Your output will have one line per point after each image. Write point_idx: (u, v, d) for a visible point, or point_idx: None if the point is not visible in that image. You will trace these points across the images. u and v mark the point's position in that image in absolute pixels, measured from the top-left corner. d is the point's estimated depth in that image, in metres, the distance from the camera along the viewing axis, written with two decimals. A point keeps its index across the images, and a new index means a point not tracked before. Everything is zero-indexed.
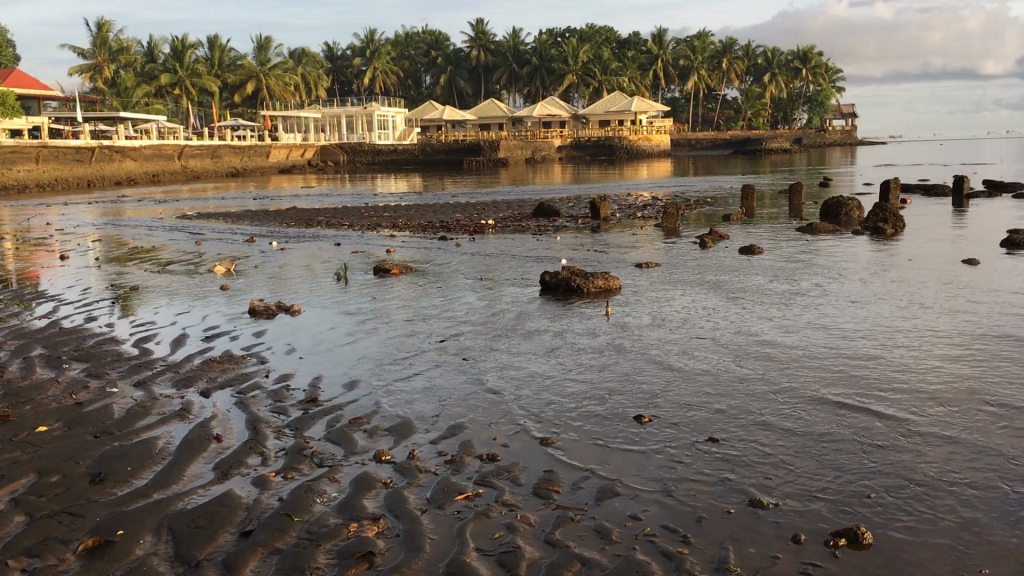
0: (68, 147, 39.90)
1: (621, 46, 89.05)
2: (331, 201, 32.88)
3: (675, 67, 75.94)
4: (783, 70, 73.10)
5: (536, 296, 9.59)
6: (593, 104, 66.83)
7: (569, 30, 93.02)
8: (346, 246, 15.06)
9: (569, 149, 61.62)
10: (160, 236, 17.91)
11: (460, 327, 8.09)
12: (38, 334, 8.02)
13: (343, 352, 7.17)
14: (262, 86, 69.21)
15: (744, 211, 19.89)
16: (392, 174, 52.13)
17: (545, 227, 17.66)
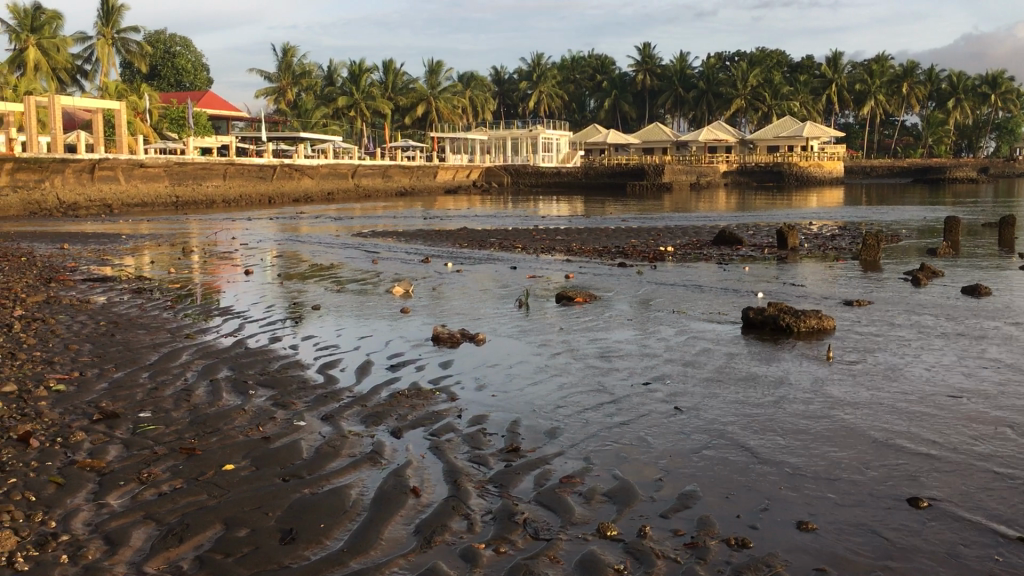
0: (252, 164, 41.95)
1: (794, 70, 85.95)
2: (498, 222, 32.91)
3: (851, 92, 72.64)
4: (971, 96, 68.55)
5: (739, 334, 8.71)
6: (762, 130, 64.75)
7: (739, 55, 90.95)
8: (523, 269, 14.55)
9: (736, 175, 59.73)
10: (338, 253, 18.05)
11: (663, 366, 7.32)
12: (224, 354, 7.80)
13: (538, 390, 6.56)
14: (432, 108, 70.91)
15: (949, 244, 18.14)
16: (555, 196, 51.99)
17: (729, 256, 16.63)
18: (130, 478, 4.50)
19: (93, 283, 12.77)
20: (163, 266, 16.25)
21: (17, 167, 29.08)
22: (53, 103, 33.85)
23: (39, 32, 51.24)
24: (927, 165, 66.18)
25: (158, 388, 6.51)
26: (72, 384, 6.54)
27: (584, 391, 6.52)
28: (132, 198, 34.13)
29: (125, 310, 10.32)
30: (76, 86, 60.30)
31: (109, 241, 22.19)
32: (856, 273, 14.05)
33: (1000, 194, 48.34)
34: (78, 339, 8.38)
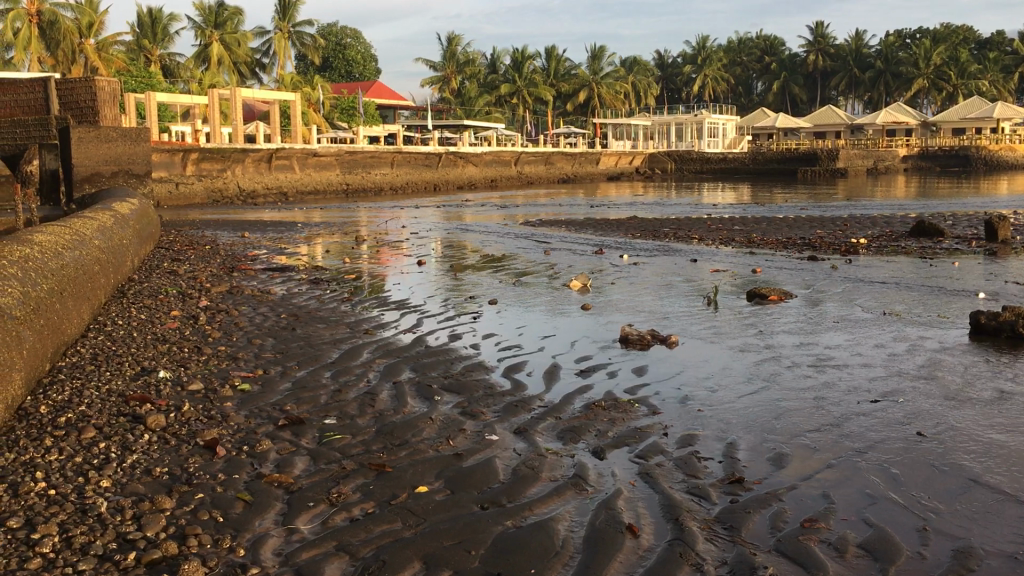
0: (419, 152, 42.54)
1: (984, 45, 80.04)
2: (665, 210, 32.03)
3: None
4: None
5: (971, 343, 7.67)
6: (947, 111, 60.59)
7: (922, 31, 85.47)
8: (705, 263, 13.76)
9: (917, 159, 56.14)
10: (508, 244, 17.70)
11: (890, 380, 6.45)
12: (406, 354, 7.48)
13: (751, 405, 5.86)
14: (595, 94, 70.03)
15: None
16: (722, 183, 50.36)
17: (931, 249, 15.21)
18: (319, 498, 4.14)
19: (273, 273, 12.91)
20: (338, 255, 16.37)
21: (202, 157, 30.49)
22: (234, 95, 35.35)
23: (222, 28, 53.92)
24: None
25: (341, 390, 6.22)
26: (256, 383, 6.36)
27: (807, 409, 5.76)
28: (305, 186, 35.24)
29: (303, 302, 10.25)
30: (255, 78, 63.21)
31: (287, 229, 22.75)
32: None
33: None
34: (260, 332, 8.30)
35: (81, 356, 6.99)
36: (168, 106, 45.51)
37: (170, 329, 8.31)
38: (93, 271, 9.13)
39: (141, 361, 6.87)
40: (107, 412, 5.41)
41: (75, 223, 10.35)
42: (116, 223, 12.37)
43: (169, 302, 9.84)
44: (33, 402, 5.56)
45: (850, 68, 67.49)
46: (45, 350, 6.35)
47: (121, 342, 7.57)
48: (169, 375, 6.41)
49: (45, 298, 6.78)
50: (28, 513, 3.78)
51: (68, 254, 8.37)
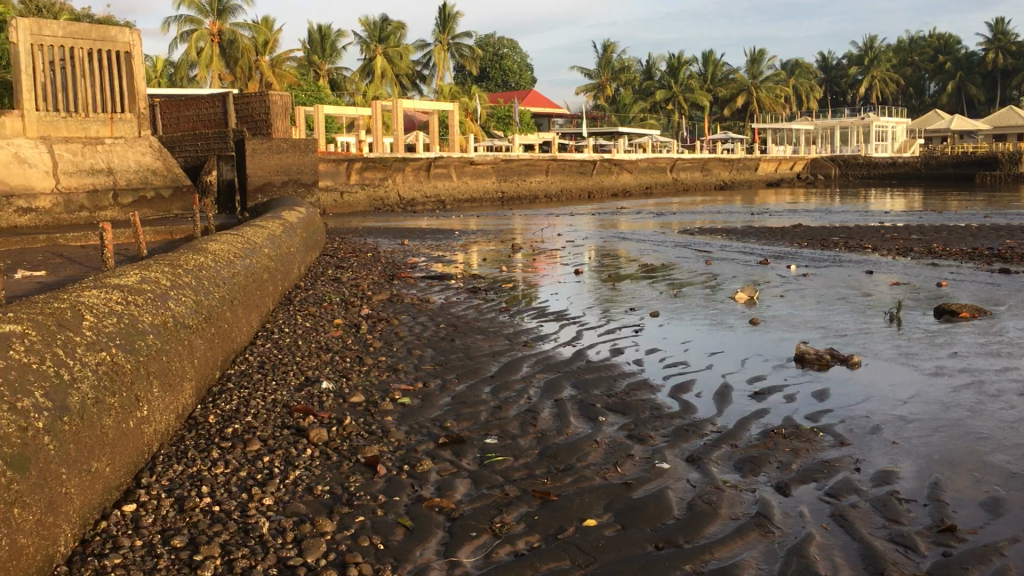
0: (573, 159, 42.40)
1: None
2: (832, 217, 30.62)
3: None
4: None
5: None
6: None
7: None
8: (882, 274, 12.86)
9: None
10: (668, 253, 17.20)
11: None
12: (568, 369, 7.19)
13: (955, 438, 5.26)
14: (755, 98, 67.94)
15: None
16: (892, 189, 47.80)
17: None
18: (482, 528, 3.91)
19: (432, 281, 12.96)
20: (496, 263, 16.34)
21: (365, 167, 31.36)
22: (395, 106, 36.25)
23: (385, 41, 55.61)
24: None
25: (503, 407, 6.00)
26: (416, 397, 6.23)
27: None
28: (462, 194, 35.73)
29: (462, 311, 10.16)
30: (416, 89, 65.08)
31: (444, 237, 23.00)
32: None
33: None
34: (421, 343, 8.23)
35: (250, 364, 7.09)
36: (334, 117, 47.29)
37: (333, 338, 8.37)
38: (263, 278, 9.35)
39: (305, 370, 6.90)
40: (272, 424, 5.39)
41: (246, 232, 10.67)
42: (284, 231, 12.72)
43: (333, 311, 9.96)
44: (203, 411, 5.62)
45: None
46: (215, 358, 6.44)
47: (286, 351, 7.66)
48: (331, 386, 6.37)
49: (216, 306, 6.91)
50: (193, 531, 3.76)
51: (239, 263, 8.58)
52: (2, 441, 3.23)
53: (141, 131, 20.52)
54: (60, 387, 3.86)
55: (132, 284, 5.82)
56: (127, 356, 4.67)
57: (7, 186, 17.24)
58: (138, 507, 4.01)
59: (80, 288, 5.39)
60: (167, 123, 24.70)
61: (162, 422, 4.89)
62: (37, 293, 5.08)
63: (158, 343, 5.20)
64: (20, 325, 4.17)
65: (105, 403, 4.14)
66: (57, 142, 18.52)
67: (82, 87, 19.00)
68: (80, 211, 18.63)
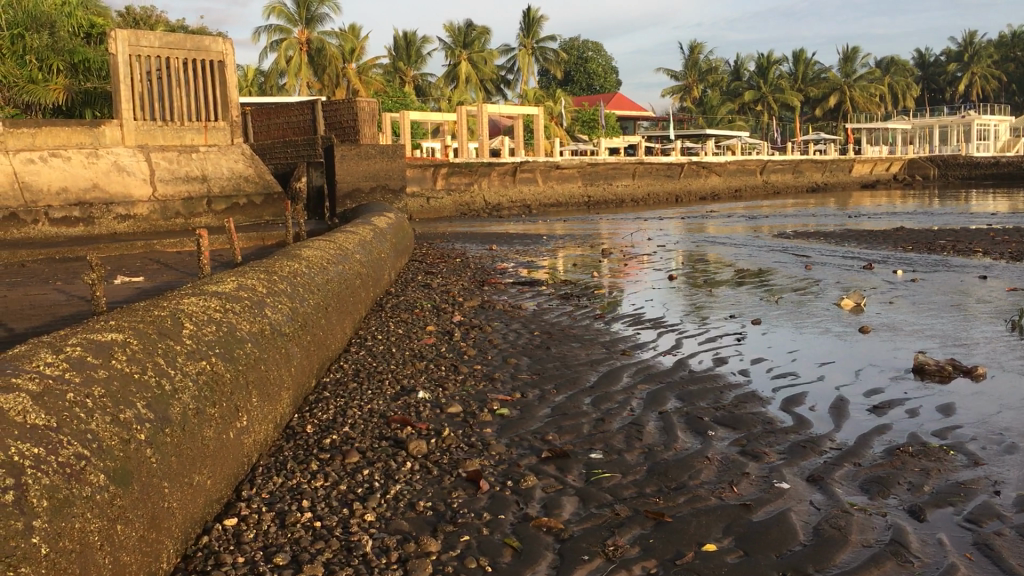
0: (660, 162, 41.79)
1: None
2: (932, 219, 29.47)
3: None
4: None
5: None
6: None
7: None
8: (998, 279, 12.18)
9: None
10: (763, 257, 16.69)
11: None
12: (670, 379, 6.91)
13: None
14: (847, 98, 66.06)
15: None
16: (995, 189, 45.79)
17: None
18: (595, 550, 3.68)
19: (523, 287, 12.80)
20: (587, 268, 16.09)
21: (451, 172, 31.43)
22: (480, 111, 36.29)
23: (470, 47, 55.87)
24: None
25: (605, 419, 5.75)
26: (515, 407, 6.04)
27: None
28: (547, 199, 35.54)
29: (555, 318, 9.95)
30: (500, 95, 65.27)
31: (532, 242, 22.83)
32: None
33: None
34: (515, 351, 8.04)
35: (345, 372, 7.01)
36: (420, 123, 47.67)
37: (426, 345, 8.25)
38: (356, 285, 9.30)
39: (401, 379, 6.78)
40: (370, 434, 5.27)
41: (338, 238, 10.66)
42: (375, 237, 12.70)
43: (424, 317, 9.86)
44: (300, 420, 5.54)
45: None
46: (311, 367, 6.37)
47: (381, 358, 7.56)
48: (428, 396, 6.23)
49: (312, 313, 6.85)
50: (295, 549, 3.64)
51: (333, 269, 8.55)
52: (107, 454, 3.16)
53: (233, 139, 20.83)
54: (162, 398, 3.79)
55: (230, 291, 5.78)
56: (227, 365, 4.59)
57: (107, 194, 17.81)
58: (239, 521, 3.92)
59: (180, 296, 5.36)
60: (258, 130, 25.24)
61: (261, 433, 4.81)
62: (138, 301, 5.06)
63: (256, 351, 5.13)
64: (122, 335, 4.13)
65: (205, 413, 4.06)
66: (153, 150, 19.06)
67: (177, 98, 19.56)
68: (175, 217, 19.00)
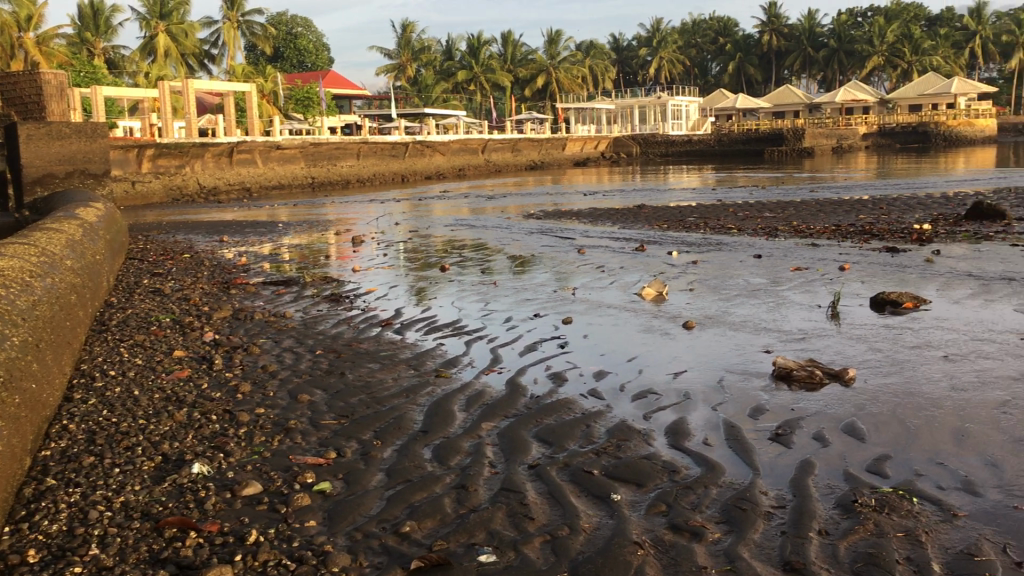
0: (385, 142, 39.07)
1: (932, 23, 72.30)
2: (642, 191, 27.27)
3: (997, 45, 59.64)
4: None
5: None
6: (903, 89, 53.82)
7: (868, 14, 79.40)
8: (772, 257, 11.49)
9: (877, 137, 49.30)
10: (528, 241, 15.60)
11: None
12: (517, 412, 5.44)
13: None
14: (549, 85, 63.45)
15: None
16: (686, 162, 45.48)
17: (996, 231, 12.62)
18: None
19: (278, 288, 10.86)
20: (339, 259, 14.28)
21: (160, 153, 27.74)
22: (183, 87, 32.31)
23: (167, 18, 50.62)
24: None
25: (467, 487, 4.26)
26: (336, 478, 4.40)
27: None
28: (269, 182, 32.29)
29: (333, 330, 8.20)
30: (205, 69, 59.97)
31: (264, 231, 20.13)
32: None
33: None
34: (302, 382, 6.28)
35: (74, 437, 4.95)
36: (116, 100, 42.40)
37: (180, 381, 6.26)
38: (71, 302, 7.03)
39: (157, 442, 4.86)
40: (136, 559, 3.44)
41: (39, 239, 8.19)
42: (85, 235, 10.16)
43: (166, 337, 7.75)
44: (15, 543, 3.57)
45: (803, 46, 58.74)
46: (21, 443, 4.32)
47: (121, 409, 5.53)
48: (207, 470, 4.41)
49: (18, 359, 4.68)
50: None
51: (40, 283, 6.24)
52: None
53: None
54: None
55: None
56: None
57: None
58: None
59: None
60: None
61: None
62: None
63: None
64: None
65: None
66: None
67: None
68: None
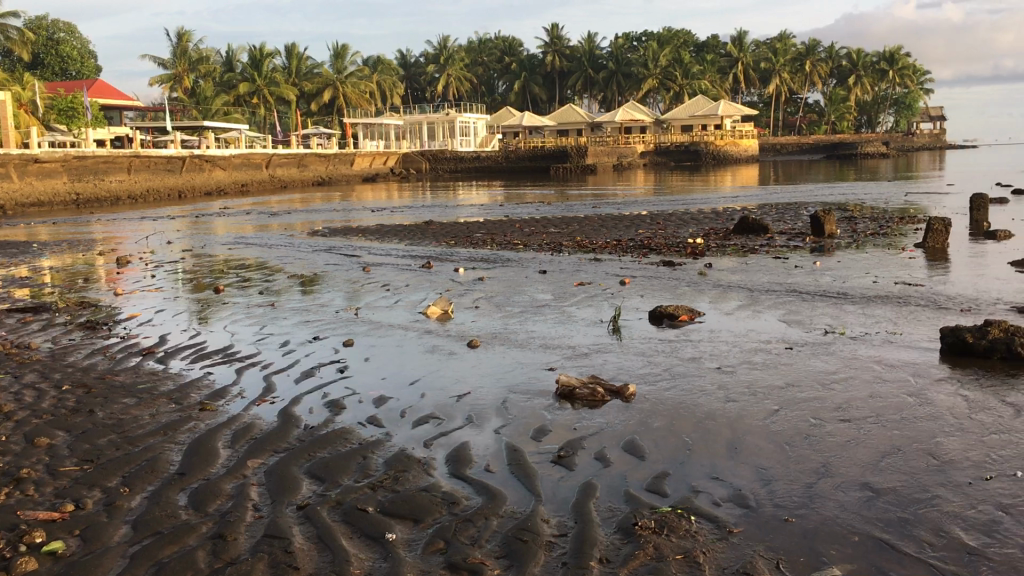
0: (159, 156, 36.17)
1: (700, 50, 76.80)
2: (430, 208, 26.99)
3: (756, 71, 64.10)
4: (868, 71, 64.24)
5: (948, 366, 6.02)
6: (675, 110, 56.71)
7: (643, 39, 83.29)
8: (556, 273, 11.58)
9: (653, 155, 51.70)
10: (312, 260, 15.04)
11: (938, 429, 4.75)
12: (287, 446, 5.02)
13: (897, 490, 4.01)
14: (335, 100, 61.95)
15: (983, 232, 15.22)
16: (474, 179, 45.77)
17: (760, 245, 13.35)
18: None
19: (25, 316, 9.76)
20: (102, 282, 13.14)
21: None
22: None
23: None
24: (839, 138, 60.84)
25: (226, 536, 3.82)
26: (72, 536, 3.84)
27: (978, 490, 3.97)
28: (26, 198, 29.46)
29: (87, 361, 7.41)
30: None
31: (15, 252, 18.22)
32: (988, 266, 11.40)
33: (924, 168, 43.72)
34: (42, 423, 5.55)
35: None
36: None
37: None
38: None
39: None
40: None
41: None
42: None
43: None
44: None
45: (583, 67, 60.64)
46: None
47: None
48: None
49: None
50: None
51: None
52: None
53: None
54: None
55: None
56: None
57: None
58: None
59: None
60: None
61: None
62: None
63: None
64: None
65: None
66: None
67: None
68: None
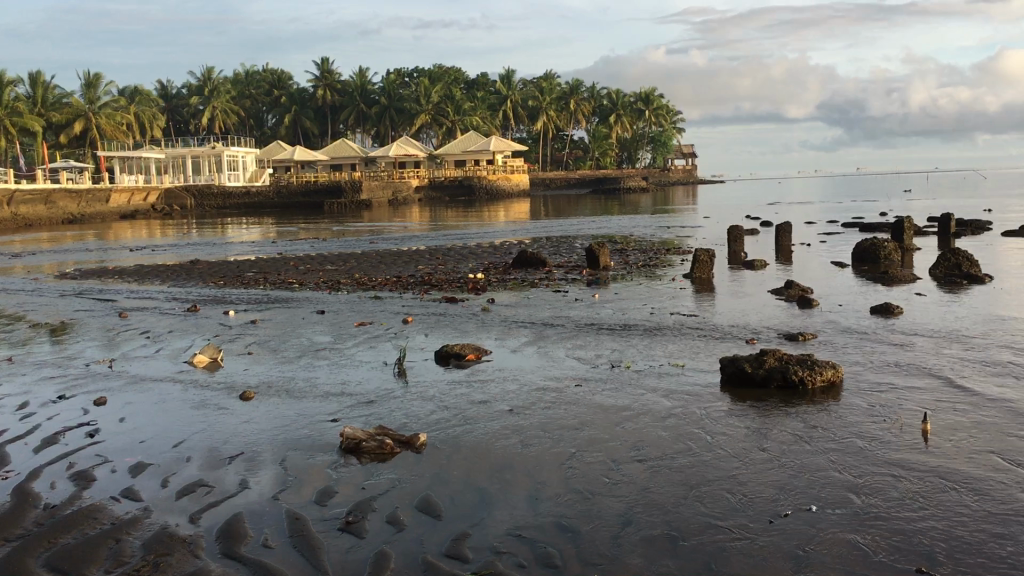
0: None
1: (469, 86, 77.89)
2: (196, 247, 25.22)
3: (524, 108, 65.69)
4: (628, 112, 67.57)
5: (729, 397, 6.12)
6: (448, 146, 57.00)
7: (414, 74, 83.43)
8: (334, 313, 11.02)
9: (428, 190, 51.68)
10: (60, 306, 13.54)
11: (731, 465, 4.74)
12: (22, 533, 4.24)
13: (701, 534, 3.89)
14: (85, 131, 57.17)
15: (740, 261, 16.18)
16: (244, 215, 43.71)
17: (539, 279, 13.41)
18: None
19: None
20: None
21: None
22: None
23: None
24: (603, 172, 63.63)
25: None
26: None
27: (778, 527, 3.93)
28: None
29: None
30: None
31: None
32: (750, 295, 12.04)
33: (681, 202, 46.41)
34: None
35: None
36: None
37: None
38: None
39: None
40: None
41: None
42: None
43: None
44: None
45: (355, 102, 59.78)
46: None
47: None
48: None
49: None
50: None
51: None
52: None
53: None
54: None
55: None
56: None
57: None
58: None
59: None
60: None
61: None
62: None
63: None
64: None
65: None
66: None
67: None
68: None
